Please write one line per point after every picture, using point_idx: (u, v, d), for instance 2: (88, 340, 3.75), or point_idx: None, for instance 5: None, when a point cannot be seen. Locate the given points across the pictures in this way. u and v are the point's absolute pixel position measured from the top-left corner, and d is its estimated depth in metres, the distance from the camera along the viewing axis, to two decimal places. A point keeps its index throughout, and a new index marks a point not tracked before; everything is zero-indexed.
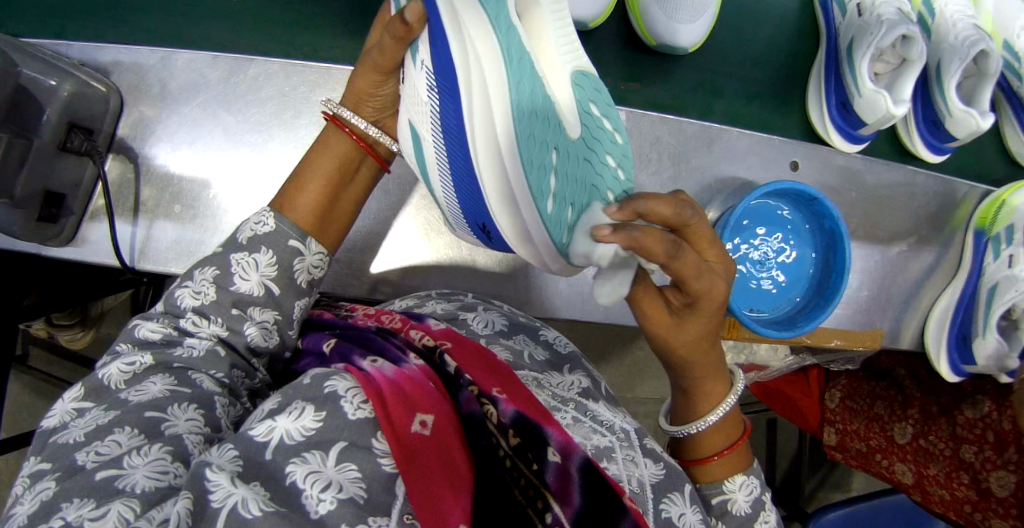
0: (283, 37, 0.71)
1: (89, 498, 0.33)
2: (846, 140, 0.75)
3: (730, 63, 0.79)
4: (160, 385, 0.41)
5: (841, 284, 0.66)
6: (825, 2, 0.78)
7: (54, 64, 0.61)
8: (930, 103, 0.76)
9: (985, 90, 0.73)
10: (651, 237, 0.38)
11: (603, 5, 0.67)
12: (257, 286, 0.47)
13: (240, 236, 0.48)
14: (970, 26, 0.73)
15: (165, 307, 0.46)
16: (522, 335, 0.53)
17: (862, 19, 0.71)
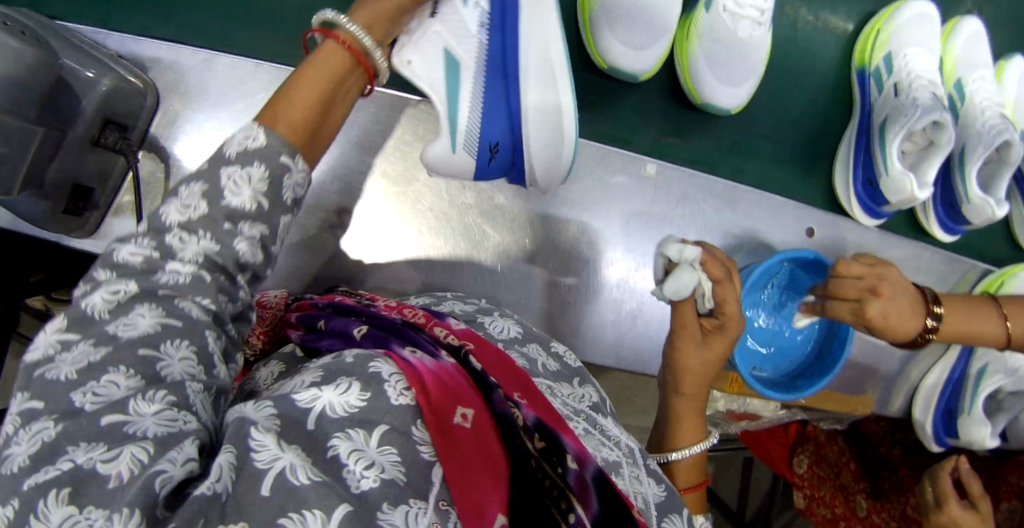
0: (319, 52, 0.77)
1: (98, 443, 0.33)
2: (867, 214, 0.83)
3: (763, 127, 0.85)
4: (148, 319, 0.39)
5: (841, 352, 0.73)
6: (863, 78, 0.86)
7: (96, 57, 0.64)
8: (950, 185, 0.83)
9: (1003, 178, 0.79)
10: (713, 262, 0.60)
11: (655, 61, 0.73)
12: (250, 200, 0.43)
13: (229, 149, 0.44)
14: (996, 115, 0.82)
15: (148, 229, 0.43)
16: (535, 344, 0.59)
17: (899, 100, 0.78)
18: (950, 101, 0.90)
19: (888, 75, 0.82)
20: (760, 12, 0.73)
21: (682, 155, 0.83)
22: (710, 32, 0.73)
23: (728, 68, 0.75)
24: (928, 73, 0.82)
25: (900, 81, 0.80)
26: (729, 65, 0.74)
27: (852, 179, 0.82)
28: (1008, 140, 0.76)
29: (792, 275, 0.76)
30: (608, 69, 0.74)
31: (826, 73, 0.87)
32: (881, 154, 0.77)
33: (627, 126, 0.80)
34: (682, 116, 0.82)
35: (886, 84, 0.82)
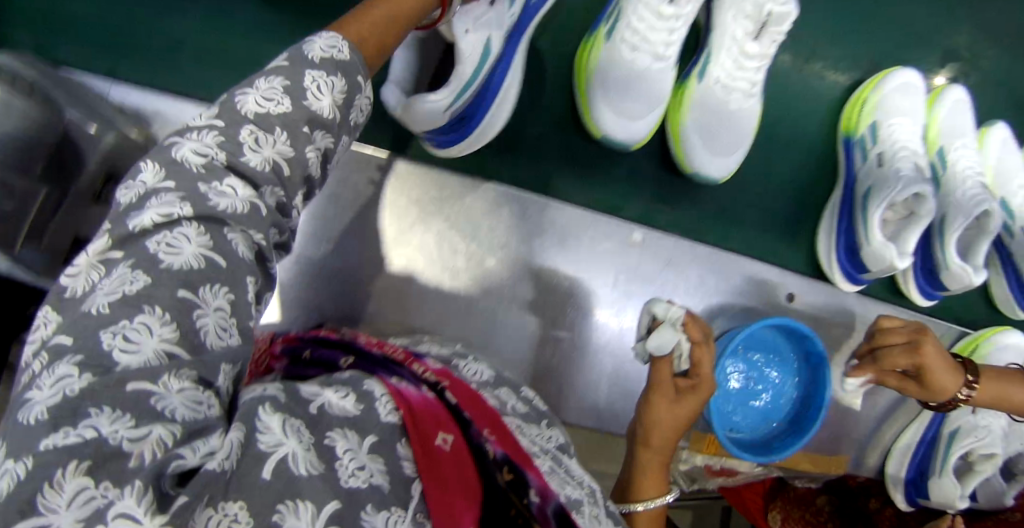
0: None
1: (128, 413, 0.29)
2: (845, 279, 0.89)
3: (748, 195, 0.91)
4: (193, 246, 0.35)
5: (817, 417, 0.77)
6: (849, 147, 0.91)
7: (103, 115, 0.70)
8: (929, 252, 0.87)
9: (981, 244, 0.83)
10: (693, 324, 0.66)
11: (644, 132, 0.78)
12: (329, 109, 0.42)
13: (310, 53, 0.42)
14: (978, 185, 0.87)
15: (223, 122, 0.39)
16: (506, 388, 0.56)
17: (882, 170, 0.83)
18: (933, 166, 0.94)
19: (872, 146, 0.87)
20: (750, 85, 0.79)
21: (664, 222, 0.87)
22: (702, 103, 0.80)
23: (721, 138, 0.80)
24: (911, 143, 0.86)
25: (883, 151, 0.86)
26: (719, 137, 0.80)
27: (834, 245, 0.87)
28: (988, 210, 0.80)
29: (775, 340, 0.81)
30: (601, 136, 0.79)
31: (802, 147, 0.93)
32: (863, 221, 0.83)
33: (608, 193, 0.86)
34: (661, 184, 0.87)
35: (871, 154, 0.87)
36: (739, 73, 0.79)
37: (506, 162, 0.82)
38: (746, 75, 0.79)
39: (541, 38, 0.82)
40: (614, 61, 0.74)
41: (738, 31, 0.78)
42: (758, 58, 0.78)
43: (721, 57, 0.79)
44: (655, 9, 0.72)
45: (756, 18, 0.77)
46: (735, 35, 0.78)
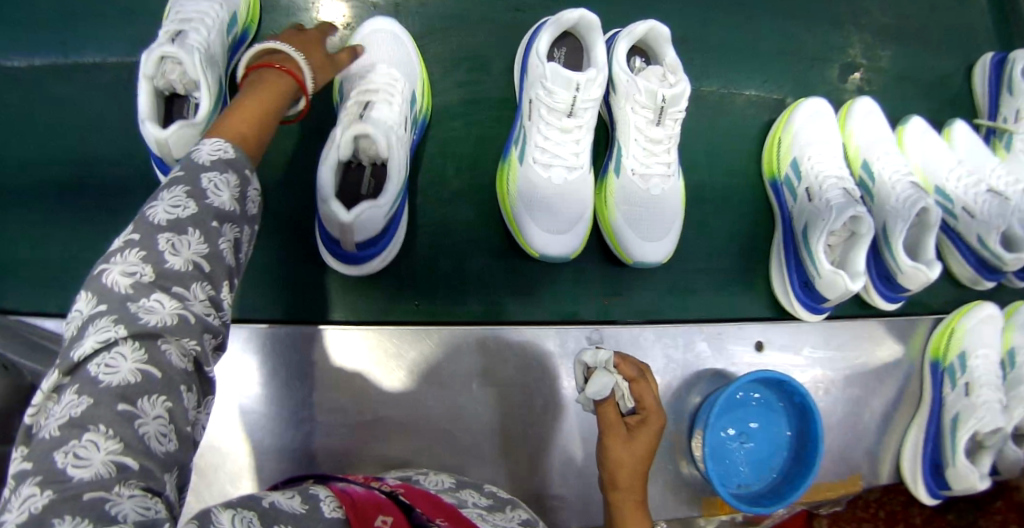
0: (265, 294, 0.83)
1: (85, 517, 0.36)
2: (810, 311, 0.94)
3: (693, 258, 0.96)
4: (130, 363, 0.41)
5: (814, 455, 0.84)
6: (777, 189, 0.98)
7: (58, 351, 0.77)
8: (882, 262, 0.93)
9: (929, 239, 0.89)
10: (623, 362, 0.69)
11: (579, 240, 0.85)
12: (230, 202, 0.48)
13: (199, 160, 0.48)
14: (909, 186, 0.92)
15: (141, 236, 0.45)
16: (468, 488, 0.63)
17: (813, 204, 0.90)
18: (863, 182, 1.00)
19: (798, 183, 0.94)
20: (666, 167, 0.87)
21: (620, 304, 0.93)
22: (625, 195, 0.87)
23: (650, 223, 0.87)
24: (832, 170, 0.93)
25: (808, 186, 0.92)
26: (649, 224, 0.87)
27: (788, 279, 0.93)
28: (925, 207, 0.88)
29: (755, 393, 0.90)
30: (539, 255, 0.85)
31: (730, 199, 1.00)
32: (809, 254, 0.88)
33: (560, 293, 0.91)
34: (609, 268, 0.93)
35: (799, 190, 0.94)
36: (652, 159, 0.86)
37: (463, 288, 0.88)
38: (658, 160, 0.86)
39: (463, 172, 0.90)
40: (532, 182, 0.82)
41: (640, 122, 0.84)
42: (665, 141, 0.85)
43: (630, 149, 0.86)
44: (557, 125, 0.80)
45: (653, 107, 0.82)
46: (638, 126, 0.85)
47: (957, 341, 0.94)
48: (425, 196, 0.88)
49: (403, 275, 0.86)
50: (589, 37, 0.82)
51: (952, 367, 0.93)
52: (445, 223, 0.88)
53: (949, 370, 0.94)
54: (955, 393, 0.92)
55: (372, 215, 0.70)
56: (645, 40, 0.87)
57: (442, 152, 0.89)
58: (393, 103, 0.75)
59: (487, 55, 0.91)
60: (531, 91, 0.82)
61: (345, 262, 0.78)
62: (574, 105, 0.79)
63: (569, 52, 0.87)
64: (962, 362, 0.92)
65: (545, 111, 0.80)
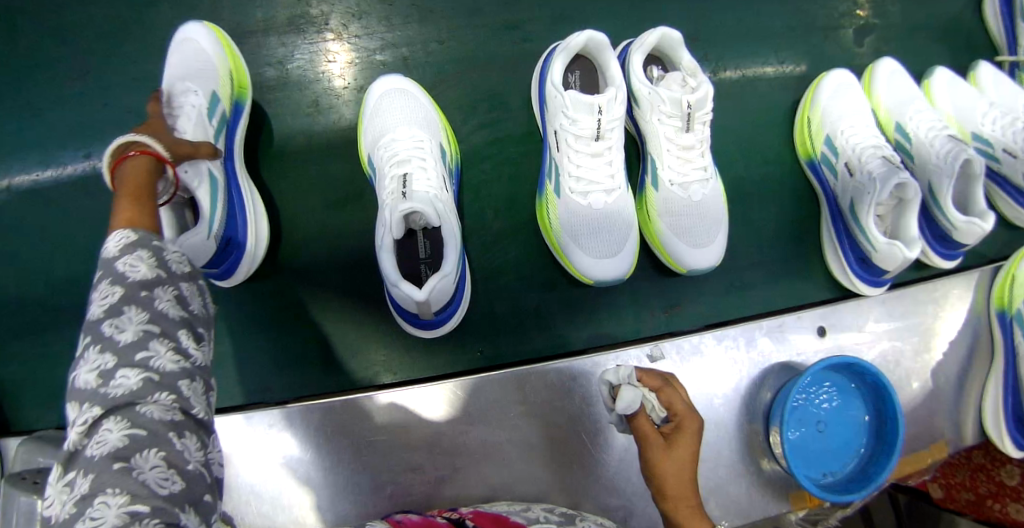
0: (325, 357, 0.87)
1: None
2: (870, 285, 0.93)
3: (739, 248, 0.96)
4: (117, 432, 0.46)
5: (898, 431, 0.82)
6: (816, 169, 0.98)
7: None
8: (934, 221, 0.90)
9: (976, 189, 0.87)
10: (646, 375, 0.75)
11: (632, 258, 0.86)
12: (150, 271, 0.51)
13: (109, 251, 0.52)
14: (947, 140, 0.90)
15: (90, 332, 0.50)
16: (541, 509, 0.68)
17: (856, 178, 0.90)
18: (900, 144, 0.98)
19: (836, 159, 0.94)
20: (703, 171, 0.88)
21: (669, 306, 0.93)
22: (667, 206, 0.88)
23: (694, 229, 0.88)
24: (869, 140, 0.93)
25: (848, 160, 0.92)
26: (697, 230, 0.88)
27: (843, 258, 0.93)
28: (967, 160, 0.86)
29: (826, 378, 0.87)
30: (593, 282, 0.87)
31: (766, 183, 1.00)
32: (862, 230, 0.88)
33: (607, 308, 0.92)
34: (653, 273, 0.94)
35: (839, 166, 0.94)
36: (688, 166, 0.88)
37: (513, 315, 0.90)
38: (695, 165, 0.88)
39: (496, 205, 0.93)
40: (573, 210, 0.85)
41: (669, 131, 0.86)
42: (698, 146, 0.87)
43: (664, 160, 0.88)
44: (587, 151, 0.83)
45: (680, 115, 0.84)
46: (667, 135, 0.87)
47: (1019, 289, 0.91)
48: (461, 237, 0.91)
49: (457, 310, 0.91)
50: (602, 55, 0.84)
51: (1019, 315, 0.89)
52: (485, 260, 0.91)
53: (1016, 318, 0.90)
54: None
55: (441, 287, 0.73)
56: (659, 47, 0.89)
57: (471, 192, 0.93)
58: (428, 169, 0.80)
59: (504, 92, 0.95)
60: (555, 122, 0.85)
61: (420, 327, 0.83)
62: (601, 128, 0.82)
63: (583, 75, 0.90)
64: None
65: (573, 139, 0.83)
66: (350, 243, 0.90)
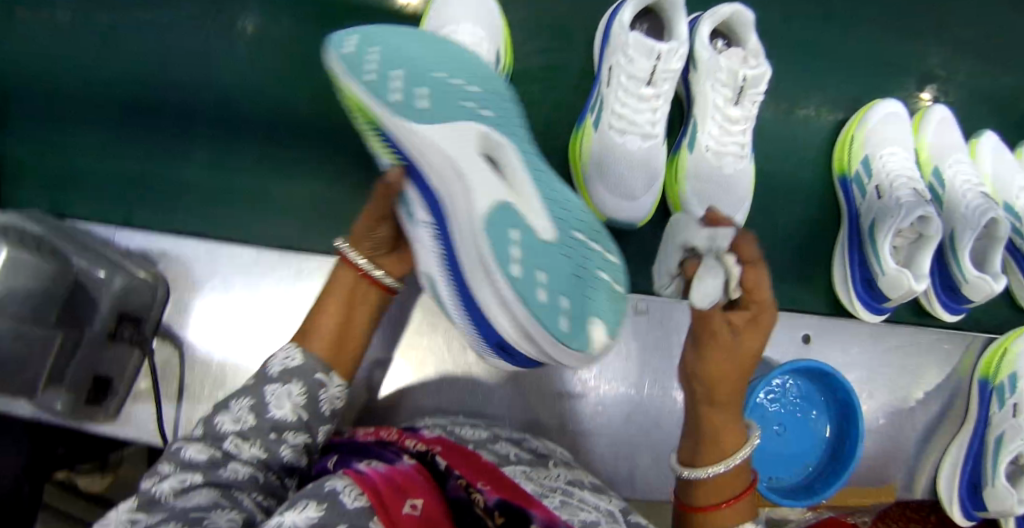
0: (323, 232, 0.87)
1: None
2: (871, 312, 0.92)
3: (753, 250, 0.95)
4: (207, 494, 0.52)
5: (854, 452, 0.84)
6: (845, 185, 0.95)
7: (107, 256, 0.79)
8: (946, 270, 0.90)
9: (996, 254, 0.86)
10: (750, 245, 0.57)
11: (648, 209, 0.83)
12: (290, 413, 0.61)
13: (273, 369, 0.63)
14: (978, 195, 0.88)
15: (203, 434, 0.58)
16: (504, 441, 0.68)
17: (884, 201, 0.87)
18: (932, 189, 0.95)
19: (868, 180, 0.91)
20: (741, 147, 0.85)
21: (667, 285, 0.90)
22: (697, 171, 0.85)
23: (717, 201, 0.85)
24: (906, 169, 0.90)
25: (880, 183, 0.89)
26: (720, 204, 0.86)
27: (850, 277, 0.92)
28: (995, 218, 0.84)
29: (797, 383, 0.88)
30: (605, 219, 0.84)
31: (796, 195, 0.97)
32: (875, 254, 0.86)
33: None
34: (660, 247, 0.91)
35: (869, 187, 0.91)
36: (727, 138, 0.84)
37: None
38: (734, 139, 0.84)
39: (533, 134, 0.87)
40: (608, 147, 0.79)
41: (719, 100, 0.82)
42: (742, 121, 0.83)
43: (706, 126, 0.84)
44: (636, 94, 0.77)
45: (732, 86, 0.80)
46: (716, 103, 0.82)
47: (1010, 360, 0.89)
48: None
49: None
50: (672, 16, 0.78)
51: (1002, 387, 0.88)
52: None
53: (998, 388, 0.88)
54: (1002, 412, 0.87)
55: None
56: (728, 22, 0.83)
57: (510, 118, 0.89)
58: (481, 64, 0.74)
59: (571, 23, 0.89)
60: (612, 57, 0.79)
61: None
62: (655, 75, 0.76)
63: (650, 29, 0.84)
64: (1015, 381, 0.87)
65: (625, 79, 0.77)
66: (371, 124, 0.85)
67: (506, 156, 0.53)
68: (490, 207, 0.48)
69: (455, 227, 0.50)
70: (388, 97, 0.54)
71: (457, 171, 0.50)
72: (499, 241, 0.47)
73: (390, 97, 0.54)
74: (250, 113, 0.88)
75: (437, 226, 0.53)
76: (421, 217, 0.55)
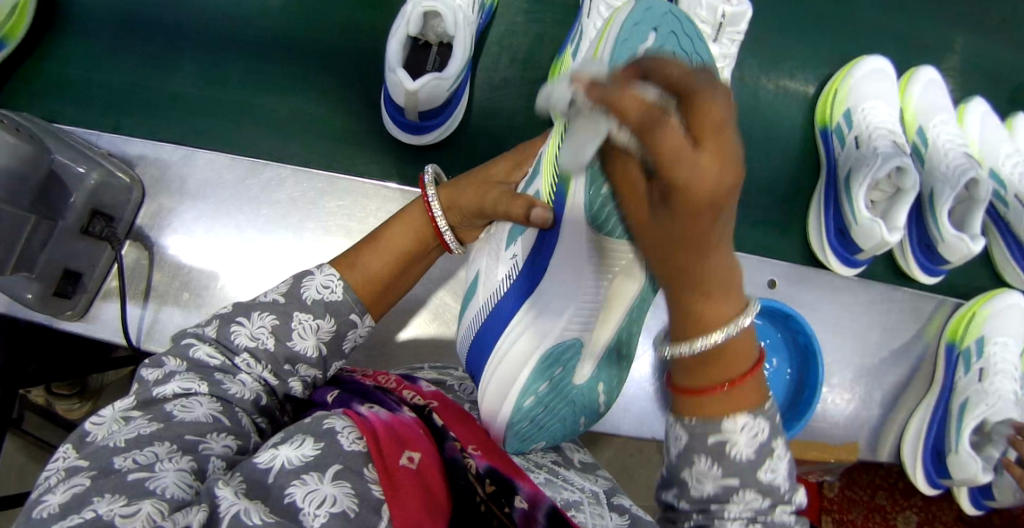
0: (316, 153, 0.93)
1: (121, 496, 0.43)
2: (842, 263, 0.91)
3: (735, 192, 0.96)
4: (205, 408, 0.52)
5: (813, 397, 0.82)
6: (827, 136, 0.95)
7: (90, 156, 0.82)
8: (924, 228, 0.89)
9: (976, 213, 0.84)
10: (631, 99, 0.31)
11: None
12: (312, 347, 0.60)
13: (307, 294, 0.61)
14: (961, 155, 0.86)
15: (215, 334, 0.58)
16: None
17: (860, 151, 0.86)
18: (915, 148, 0.93)
19: (848, 131, 0.91)
20: None
21: None
22: None
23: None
24: (886, 123, 0.89)
25: (858, 134, 0.89)
26: None
27: (824, 227, 0.91)
28: (975, 178, 0.82)
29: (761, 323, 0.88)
30: None
31: (779, 140, 0.98)
32: (849, 202, 0.85)
33: None
34: None
35: (848, 138, 0.91)
36: None
37: None
38: None
39: (515, 61, 0.96)
40: None
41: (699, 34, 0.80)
42: (720, 60, 0.82)
43: None
44: None
45: (712, 22, 0.80)
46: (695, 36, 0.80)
47: (975, 325, 0.89)
48: (469, 104, 0.93)
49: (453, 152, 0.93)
50: None
51: (967, 351, 0.88)
52: (481, 125, 0.93)
53: (963, 353, 0.88)
54: (967, 378, 0.86)
55: (434, 87, 0.77)
56: None
57: (485, 68, 0.95)
58: None
59: None
60: None
61: (405, 131, 0.88)
62: None
63: None
64: (981, 346, 0.87)
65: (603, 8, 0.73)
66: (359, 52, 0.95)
67: (624, 293, 0.55)
68: (563, 347, 0.58)
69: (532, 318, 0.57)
70: (598, 181, 0.48)
71: (580, 282, 0.56)
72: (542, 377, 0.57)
73: (597, 180, 0.48)
74: (242, 46, 0.96)
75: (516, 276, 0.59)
76: (515, 248, 0.60)
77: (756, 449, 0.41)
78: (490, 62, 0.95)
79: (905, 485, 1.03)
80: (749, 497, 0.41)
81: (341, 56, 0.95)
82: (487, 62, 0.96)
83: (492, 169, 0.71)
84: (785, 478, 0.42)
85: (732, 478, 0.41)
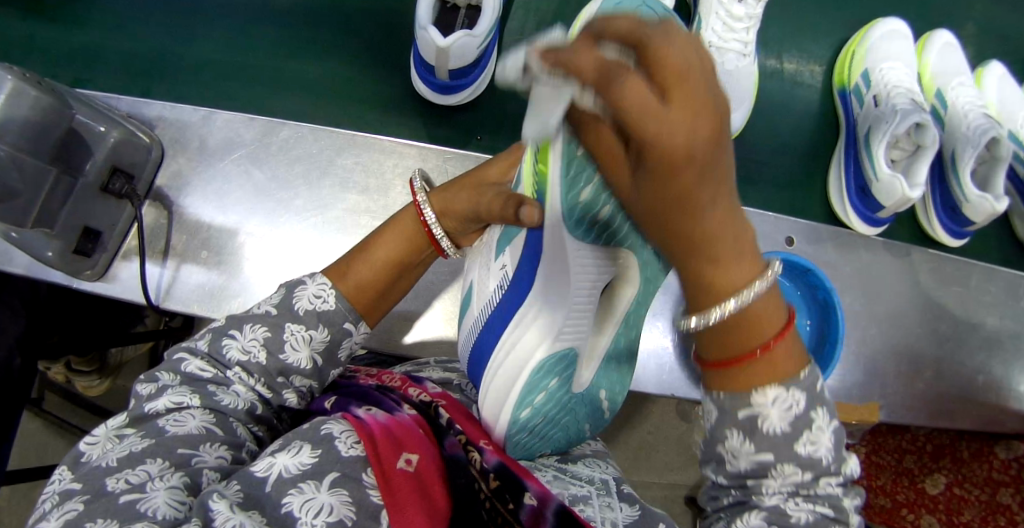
0: (344, 117, 0.93)
1: (113, 519, 0.42)
2: (864, 223, 0.90)
3: (761, 153, 0.96)
4: (198, 421, 0.51)
5: (834, 353, 0.80)
6: (846, 98, 0.93)
7: (109, 115, 0.80)
8: (948, 191, 0.88)
9: (998, 175, 0.83)
10: (588, 56, 0.28)
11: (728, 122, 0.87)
12: (305, 359, 0.58)
13: (297, 305, 0.59)
14: (980, 115, 0.84)
15: (208, 343, 0.57)
16: None
17: (879, 108, 0.84)
18: (934, 111, 0.92)
19: (867, 90, 0.89)
20: (743, 46, 0.86)
21: None
22: None
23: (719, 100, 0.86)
24: (905, 82, 0.87)
25: (877, 92, 0.87)
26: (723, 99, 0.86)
27: (844, 183, 0.91)
28: (996, 137, 0.81)
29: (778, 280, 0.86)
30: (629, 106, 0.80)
31: (805, 100, 0.97)
32: (869, 161, 0.83)
33: None
34: None
35: (866, 97, 0.89)
36: (730, 35, 0.85)
37: None
38: (736, 37, 0.85)
39: (541, 22, 0.94)
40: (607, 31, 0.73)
41: None
42: (745, 19, 0.85)
43: (710, 23, 0.85)
44: None
45: None
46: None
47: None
48: (496, 66, 0.93)
49: (482, 113, 0.93)
50: None
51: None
52: (510, 86, 0.93)
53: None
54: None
55: (465, 44, 0.77)
56: None
57: (512, 30, 0.94)
58: None
59: None
60: None
61: (437, 91, 0.87)
62: None
63: None
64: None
65: None
66: (386, 17, 0.95)
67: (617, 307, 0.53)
68: (555, 359, 0.54)
69: (512, 338, 0.54)
70: (575, 191, 0.42)
71: (566, 297, 0.50)
72: (530, 389, 0.54)
73: (574, 191, 0.42)
74: (268, 17, 0.95)
75: (509, 285, 0.54)
76: (505, 258, 0.56)
77: (791, 420, 0.40)
78: (516, 25, 0.94)
79: (934, 447, 1.04)
80: (788, 471, 0.41)
81: (367, 21, 0.95)
82: (512, 24, 0.94)
83: (486, 171, 0.70)
84: (829, 448, 0.41)
85: (766, 453, 0.41)
